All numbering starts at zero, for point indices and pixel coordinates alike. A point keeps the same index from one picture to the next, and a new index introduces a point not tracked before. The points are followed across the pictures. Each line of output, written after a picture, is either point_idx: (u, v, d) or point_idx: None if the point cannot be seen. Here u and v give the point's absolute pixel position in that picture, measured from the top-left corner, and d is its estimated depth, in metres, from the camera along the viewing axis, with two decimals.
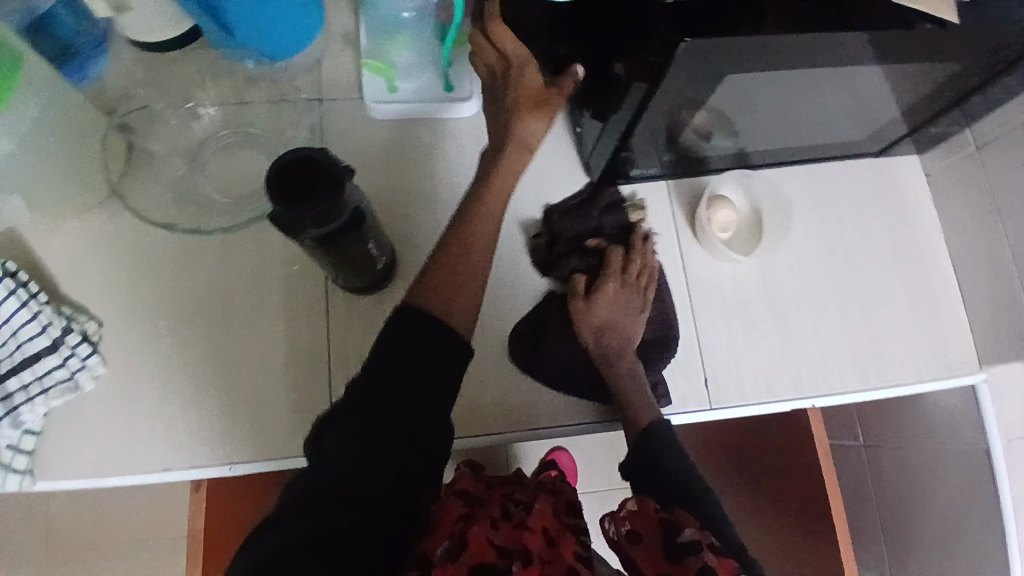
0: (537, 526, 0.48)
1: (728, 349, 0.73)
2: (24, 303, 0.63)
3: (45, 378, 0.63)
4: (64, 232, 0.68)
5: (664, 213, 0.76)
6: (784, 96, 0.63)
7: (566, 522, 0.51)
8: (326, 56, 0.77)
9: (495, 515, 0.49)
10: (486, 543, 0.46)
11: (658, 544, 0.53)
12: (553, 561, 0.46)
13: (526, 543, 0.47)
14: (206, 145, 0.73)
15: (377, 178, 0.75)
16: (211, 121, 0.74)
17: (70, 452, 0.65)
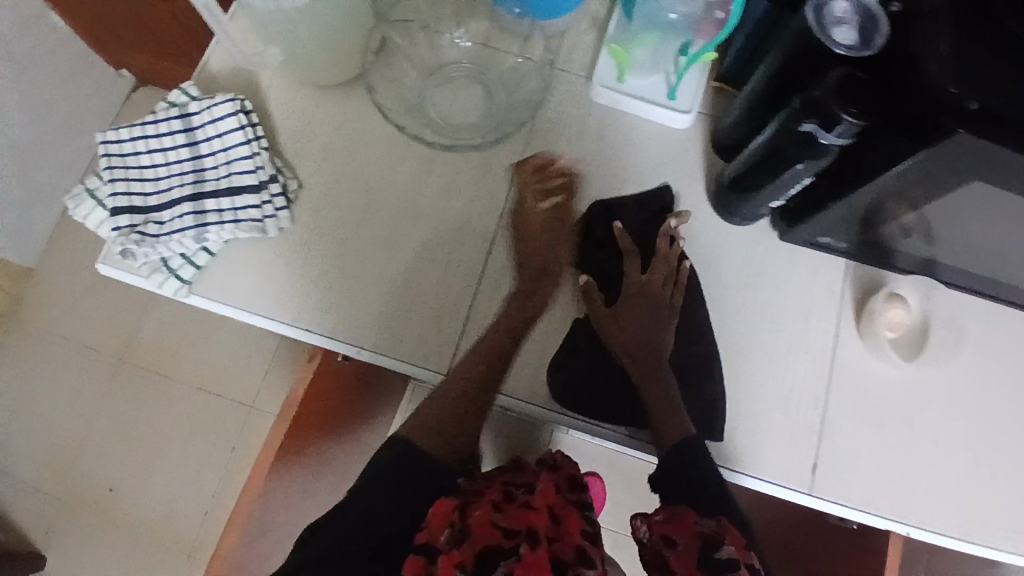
0: (542, 506, 0.57)
1: (842, 446, 0.72)
2: (249, 141, 0.69)
3: (239, 211, 0.68)
4: (300, 98, 0.75)
5: (831, 291, 0.75)
6: (1011, 231, 0.61)
7: (569, 499, 0.59)
8: (572, 29, 0.80)
9: (499, 499, 0.57)
10: (494, 524, 0.55)
11: (693, 549, 0.55)
12: (557, 539, 0.54)
13: (533, 523, 0.55)
14: (439, 72, 0.78)
15: (575, 153, 0.76)
16: (456, 48, 0.79)
17: (230, 281, 0.69)
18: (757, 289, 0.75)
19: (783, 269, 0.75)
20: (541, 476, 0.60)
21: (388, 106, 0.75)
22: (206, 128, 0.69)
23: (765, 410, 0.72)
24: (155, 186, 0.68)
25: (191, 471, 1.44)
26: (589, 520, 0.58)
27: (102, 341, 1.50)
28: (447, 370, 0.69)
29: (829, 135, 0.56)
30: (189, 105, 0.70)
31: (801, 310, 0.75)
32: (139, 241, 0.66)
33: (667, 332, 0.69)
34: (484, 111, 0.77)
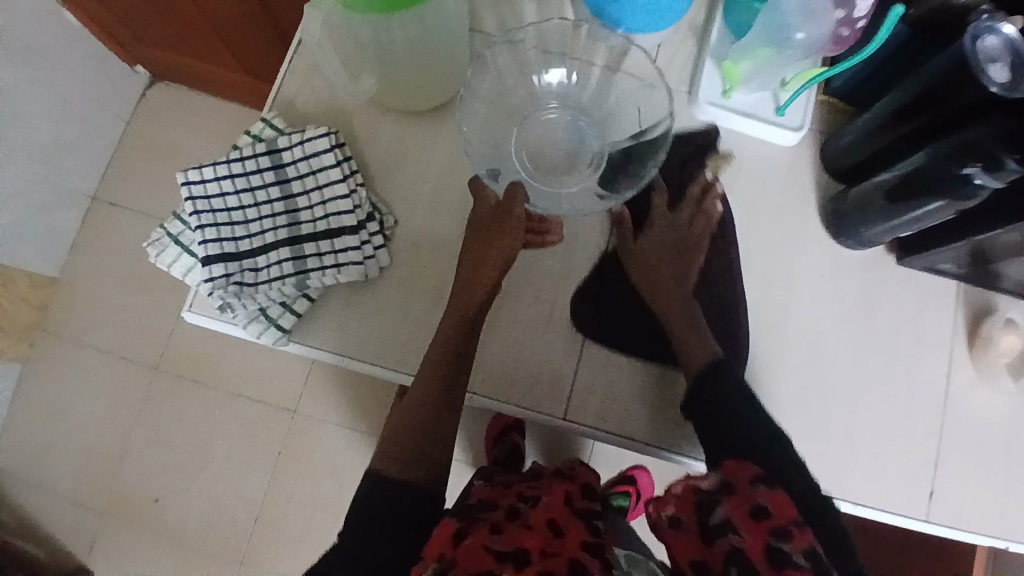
0: (540, 523, 0.57)
1: (956, 469, 0.71)
2: (345, 177, 0.65)
3: (340, 254, 0.64)
4: (391, 124, 0.70)
5: (940, 314, 0.74)
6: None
7: (575, 513, 0.61)
8: (669, 43, 0.76)
9: (499, 519, 0.58)
10: (486, 547, 0.54)
11: (694, 527, 0.55)
12: (554, 552, 0.54)
13: (526, 542, 0.55)
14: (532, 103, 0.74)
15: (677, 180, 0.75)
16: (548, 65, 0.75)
17: (331, 327, 0.65)
18: (867, 315, 0.73)
19: (891, 293, 0.74)
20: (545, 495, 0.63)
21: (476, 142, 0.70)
22: (297, 165, 0.65)
23: (880, 439, 0.71)
24: (247, 230, 0.64)
25: (235, 479, 1.42)
26: (595, 531, 0.60)
27: (134, 350, 1.46)
28: (562, 414, 0.69)
29: (988, 176, 0.55)
30: (277, 141, 0.66)
31: (911, 335, 0.73)
32: (237, 293, 0.63)
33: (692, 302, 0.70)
34: (582, 147, 0.72)
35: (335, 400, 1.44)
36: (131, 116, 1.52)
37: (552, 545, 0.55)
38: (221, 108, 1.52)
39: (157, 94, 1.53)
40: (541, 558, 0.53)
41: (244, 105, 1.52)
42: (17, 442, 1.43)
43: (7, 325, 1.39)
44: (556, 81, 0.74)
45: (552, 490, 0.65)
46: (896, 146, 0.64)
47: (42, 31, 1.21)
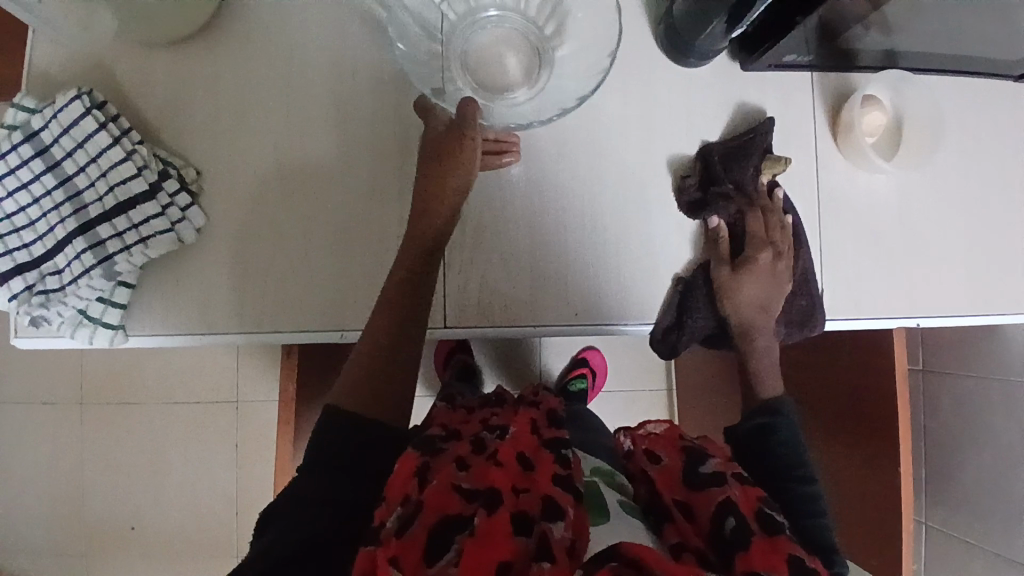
0: (508, 457, 0.51)
1: (847, 261, 0.71)
2: (117, 140, 0.58)
3: (141, 226, 0.58)
4: (157, 67, 0.62)
5: (802, 108, 0.71)
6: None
7: (544, 442, 0.54)
8: None
9: (464, 456, 0.52)
10: (452, 487, 0.48)
11: (677, 467, 0.55)
12: (527, 488, 0.48)
13: (493, 481, 0.48)
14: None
15: None
16: None
17: (168, 308, 0.61)
18: (728, 129, 0.70)
19: (748, 100, 0.70)
20: (513, 427, 0.56)
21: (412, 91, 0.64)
22: (61, 143, 0.57)
23: (765, 253, 0.69)
24: (33, 232, 0.57)
25: (203, 483, 1.40)
26: (568, 461, 0.53)
27: (53, 390, 1.39)
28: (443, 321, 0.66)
29: None
30: (31, 123, 0.58)
31: (778, 135, 0.71)
32: (44, 302, 0.57)
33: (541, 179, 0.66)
34: (522, 45, 0.64)
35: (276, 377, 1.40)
36: None
37: (525, 476, 0.49)
38: None
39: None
40: (511, 496, 0.47)
41: None
42: None
43: None
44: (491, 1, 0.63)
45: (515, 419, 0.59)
46: None
47: None
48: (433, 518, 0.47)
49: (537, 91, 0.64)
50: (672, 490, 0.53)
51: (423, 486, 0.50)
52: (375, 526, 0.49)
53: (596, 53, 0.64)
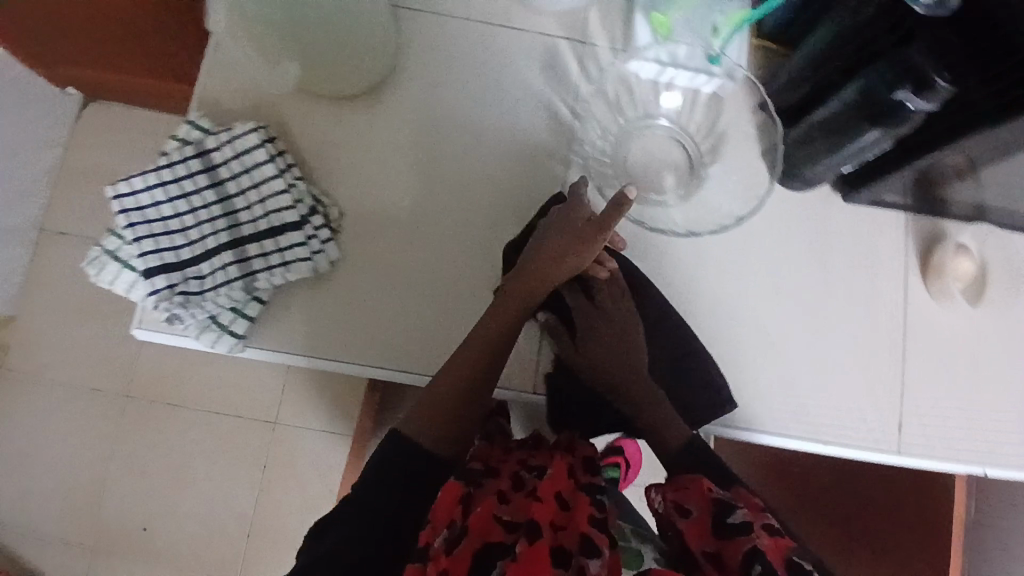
0: (547, 493, 0.51)
1: (922, 396, 0.73)
2: (281, 172, 0.63)
3: (285, 251, 0.63)
4: (316, 113, 0.67)
5: (894, 243, 0.75)
6: None
7: (580, 483, 0.54)
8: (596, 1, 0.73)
9: (506, 487, 0.53)
10: (496, 517, 0.50)
11: (706, 517, 0.54)
12: (565, 527, 0.48)
13: (535, 514, 0.49)
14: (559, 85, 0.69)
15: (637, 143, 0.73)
16: (474, 33, 0.71)
17: (287, 328, 0.64)
18: (824, 252, 0.74)
19: (845, 228, 0.74)
20: (552, 461, 0.56)
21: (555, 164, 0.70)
22: (229, 165, 0.62)
23: (844, 377, 0.72)
24: (185, 238, 0.61)
25: (222, 497, 1.40)
26: (603, 501, 0.53)
27: (100, 378, 1.43)
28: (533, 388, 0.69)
29: (920, 100, 0.55)
30: (206, 143, 0.63)
31: (869, 266, 0.74)
32: (184, 304, 0.61)
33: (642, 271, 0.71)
34: (680, 160, 0.72)
35: (314, 405, 1.42)
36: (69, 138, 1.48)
37: (563, 514, 0.49)
38: (160, 121, 1.47)
39: (91, 114, 1.47)
40: (549, 531, 0.48)
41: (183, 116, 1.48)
42: None
43: None
44: (662, 113, 0.73)
45: (554, 455, 0.58)
46: (831, 81, 0.64)
47: None
48: (479, 546, 0.48)
49: (689, 199, 0.71)
50: (703, 540, 0.52)
51: (467, 512, 0.51)
52: (420, 549, 0.51)
53: (745, 177, 0.71)
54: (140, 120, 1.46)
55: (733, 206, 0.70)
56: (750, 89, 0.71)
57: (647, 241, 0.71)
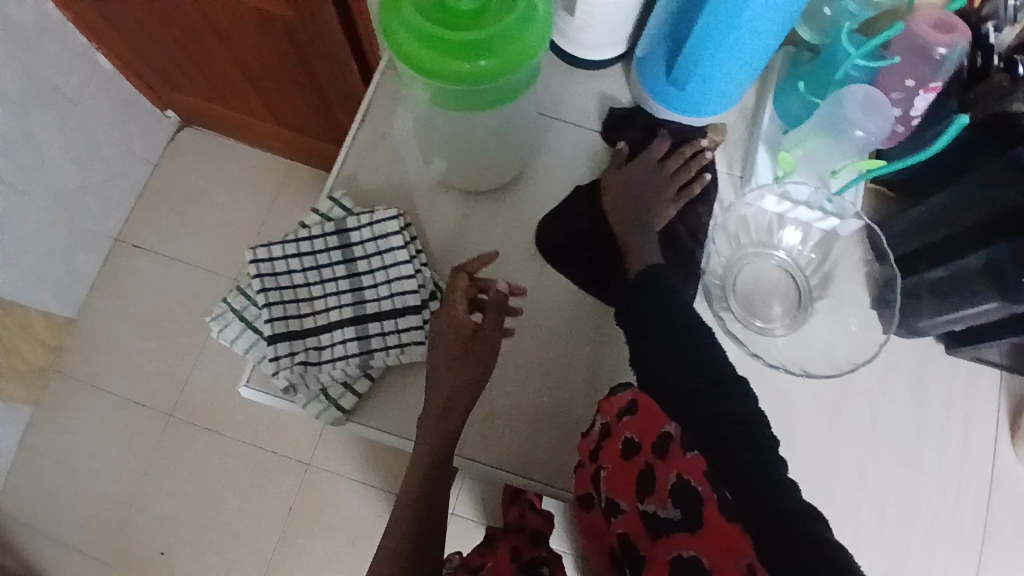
0: None
1: (1007, 555, 0.72)
2: (411, 258, 0.66)
3: (403, 333, 0.64)
4: (448, 201, 0.72)
5: (987, 396, 0.76)
6: None
7: None
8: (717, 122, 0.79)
9: None
10: None
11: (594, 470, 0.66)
12: None
13: None
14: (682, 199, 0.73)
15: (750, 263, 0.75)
16: (596, 146, 0.77)
17: (392, 409, 0.65)
18: (914, 394, 0.75)
19: (937, 373, 0.76)
20: None
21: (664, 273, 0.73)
22: (365, 245, 0.66)
23: (928, 523, 0.71)
24: (312, 307, 0.65)
25: (247, 533, 1.38)
26: None
27: (148, 394, 1.45)
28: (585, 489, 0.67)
29: None
30: (345, 222, 0.67)
31: (959, 414, 0.75)
32: (302, 371, 0.63)
33: None
34: (788, 289, 0.75)
35: (352, 453, 1.42)
36: (159, 159, 1.57)
37: None
38: (250, 157, 1.57)
39: (194, 141, 1.58)
40: None
41: (271, 155, 1.57)
42: (24, 487, 1.41)
43: (24, 364, 1.39)
44: (776, 247, 0.76)
45: None
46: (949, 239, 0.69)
47: (66, 74, 1.28)
48: None
49: (793, 331, 0.72)
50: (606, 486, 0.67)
51: None
52: None
53: (849, 319, 0.73)
54: (244, 152, 1.57)
55: (836, 349, 0.71)
56: (866, 241, 0.74)
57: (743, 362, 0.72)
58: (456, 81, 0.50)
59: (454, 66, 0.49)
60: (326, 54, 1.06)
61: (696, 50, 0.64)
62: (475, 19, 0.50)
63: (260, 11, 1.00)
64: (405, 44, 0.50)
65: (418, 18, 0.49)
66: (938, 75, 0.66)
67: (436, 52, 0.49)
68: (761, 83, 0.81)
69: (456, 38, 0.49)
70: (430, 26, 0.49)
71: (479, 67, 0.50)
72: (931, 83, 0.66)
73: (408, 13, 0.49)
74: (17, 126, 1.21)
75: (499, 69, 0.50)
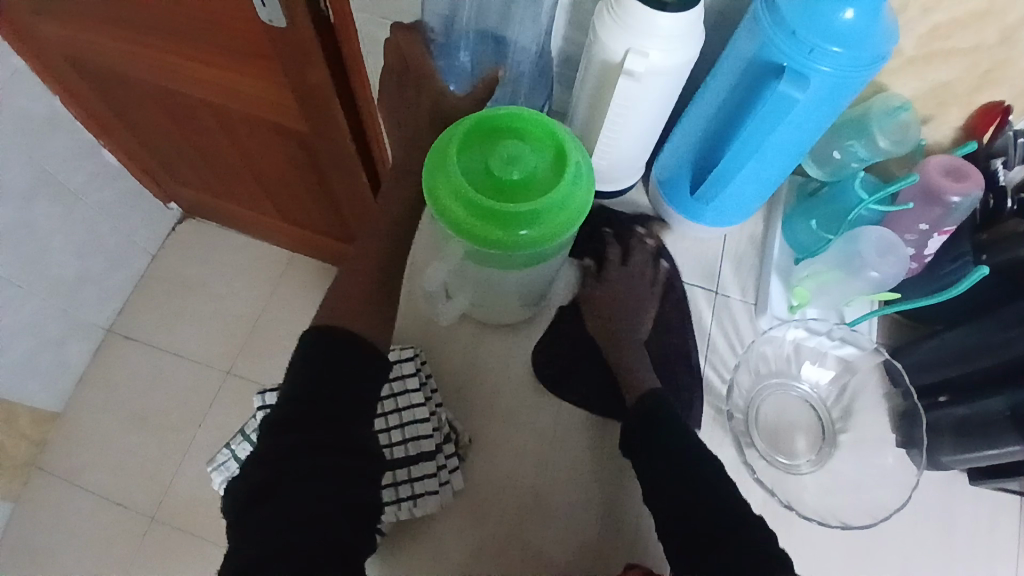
0: None
1: None
2: (425, 400, 0.69)
3: (415, 482, 0.64)
4: (461, 334, 0.74)
5: (1013, 532, 0.73)
6: None
7: None
8: (725, 249, 0.80)
9: None
10: None
11: None
12: None
13: None
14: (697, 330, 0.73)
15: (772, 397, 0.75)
16: None
17: (410, 563, 0.63)
18: (943, 530, 0.72)
19: (966, 508, 0.74)
20: None
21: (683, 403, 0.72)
22: (378, 387, 0.70)
23: None
24: None
25: None
26: None
27: (131, 495, 1.38)
28: None
29: None
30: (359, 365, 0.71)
31: (991, 553, 0.72)
32: None
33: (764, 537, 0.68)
34: (811, 423, 0.74)
35: None
36: (158, 250, 1.56)
37: None
38: (249, 249, 1.57)
39: (193, 233, 1.58)
40: None
41: (271, 246, 1.57)
42: None
43: (2, 463, 1.32)
44: (795, 379, 0.76)
45: None
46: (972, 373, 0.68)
47: (74, 169, 1.27)
48: None
49: (819, 468, 0.72)
50: None
51: None
52: None
53: (877, 454, 0.71)
54: (244, 243, 1.58)
55: (878, 494, 0.68)
56: (881, 372, 0.73)
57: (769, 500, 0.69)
58: (499, 244, 0.54)
59: (492, 232, 0.54)
60: (337, 165, 1.08)
61: (723, 172, 0.67)
62: (520, 189, 0.55)
63: (276, 125, 1.02)
64: (453, 207, 0.54)
65: (468, 185, 0.54)
66: (950, 221, 0.67)
67: (484, 218, 0.54)
68: (767, 207, 0.82)
69: (500, 208, 0.54)
70: (477, 194, 0.54)
71: (522, 234, 0.54)
72: (945, 227, 0.67)
73: (459, 179, 0.54)
74: (20, 219, 1.19)
75: (539, 237, 0.55)
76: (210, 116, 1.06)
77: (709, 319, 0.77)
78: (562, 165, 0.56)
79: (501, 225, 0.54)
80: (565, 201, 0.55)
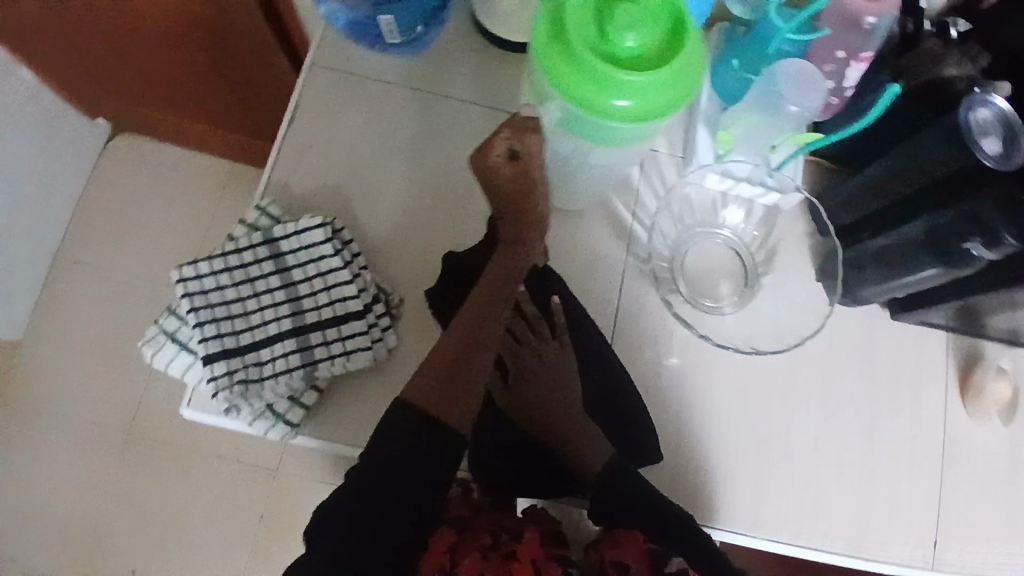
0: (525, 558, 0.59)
1: (959, 513, 0.73)
2: (347, 263, 0.67)
3: (348, 339, 0.65)
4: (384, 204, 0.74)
5: (934, 361, 0.77)
6: None
7: (552, 554, 0.60)
8: None
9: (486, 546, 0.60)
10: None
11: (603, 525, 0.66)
12: None
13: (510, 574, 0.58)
14: (633, 191, 0.77)
15: (698, 245, 0.77)
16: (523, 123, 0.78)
17: (345, 418, 0.65)
18: (859, 357, 0.76)
19: (885, 339, 0.77)
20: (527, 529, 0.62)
21: (610, 251, 0.75)
22: (298, 254, 0.68)
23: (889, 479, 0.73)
24: (247, 322, 0.65)
25: (219, 548, 1.33)
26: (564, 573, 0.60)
27: (102, 415, 1.39)
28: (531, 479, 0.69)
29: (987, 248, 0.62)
30: (274, 230, 0.68)
31: (905, 384, 0.76)
32: (244, 390, 0.63)
33: (684, 370, 0.73)
34: (736, 265, 0.77)
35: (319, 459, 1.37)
36: (90, 173, 1.50)
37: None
38: (186, 165, 1.53)
39: (120, 146, 1.52)
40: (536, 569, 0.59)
41: (210, 160, 1.53)
42: None
43: None
44: (720, 230, 0.78)
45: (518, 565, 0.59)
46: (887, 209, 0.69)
47: None
48: None
49: (742, 306, 0.75)
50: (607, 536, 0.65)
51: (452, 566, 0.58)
52: None
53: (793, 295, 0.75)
54: (178, 155, 1.53)
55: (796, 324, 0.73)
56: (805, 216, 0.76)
57: (692, 341, 0.73)
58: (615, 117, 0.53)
59: (592, 98, 0.52)
60: (256, 55, 1.03)
61: None
62: (636, 58, 0.51)
63: (182, 12, 0.95)
64: (578, 90, 0.52)
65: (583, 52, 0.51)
66: (868, 48, 0.67)
67: (600, 88, 0.51)
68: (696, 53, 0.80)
69: (609, 76, 0.51)
70: (589, 57, 0.51)
71: (653, 103, 0.52)
72: (862, 53, 0.68)
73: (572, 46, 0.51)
74: None
75: (651, 115, 0.53)
76: (117, 11, 1.00)
77: (637, 176, 0.77)
78: (681, 38, 0.52)
79: (600, 92, 0.52)
80: (684, 76, 0.52)
